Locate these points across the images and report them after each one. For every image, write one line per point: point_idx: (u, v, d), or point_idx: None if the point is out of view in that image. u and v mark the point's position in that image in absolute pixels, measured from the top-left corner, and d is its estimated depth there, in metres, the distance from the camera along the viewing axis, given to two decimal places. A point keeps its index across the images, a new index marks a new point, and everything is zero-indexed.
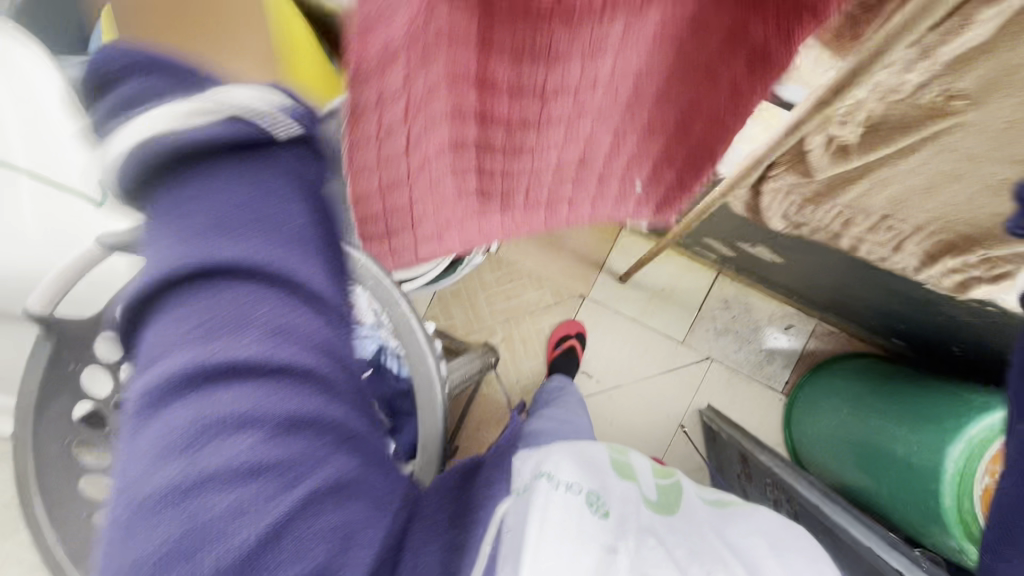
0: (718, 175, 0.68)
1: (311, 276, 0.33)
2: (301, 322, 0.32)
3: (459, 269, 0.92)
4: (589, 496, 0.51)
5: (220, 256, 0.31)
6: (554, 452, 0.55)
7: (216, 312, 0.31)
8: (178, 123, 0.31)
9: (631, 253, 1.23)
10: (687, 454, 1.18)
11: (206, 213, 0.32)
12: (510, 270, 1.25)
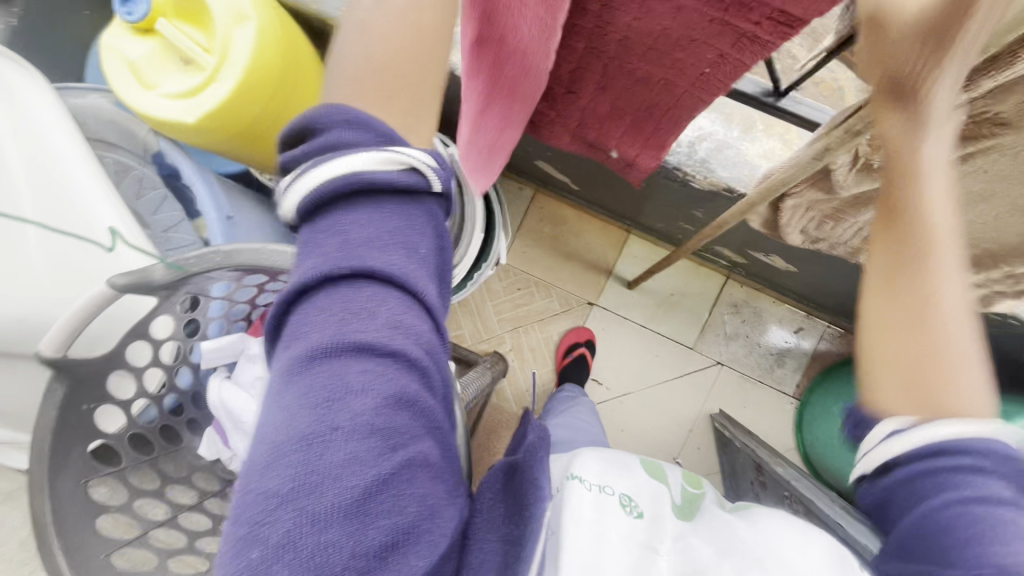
0: (736, 191, 0.67)
1: (430, 289, 0.32)
2: (418, 320, 0.31)
3: (469, 286, 0.90)
4: (620, 499, 0.41)
5: (364, 261, 0.30)
6: (583, 454, 0.46)
7: (352, 300, 0.30)
8: (362, 168, 0.31)
9: (638, 259, 1.22)
10: (700, 460, 1.18)
11: (356, 223, 0.31)
12: (518, 279, 1.24)
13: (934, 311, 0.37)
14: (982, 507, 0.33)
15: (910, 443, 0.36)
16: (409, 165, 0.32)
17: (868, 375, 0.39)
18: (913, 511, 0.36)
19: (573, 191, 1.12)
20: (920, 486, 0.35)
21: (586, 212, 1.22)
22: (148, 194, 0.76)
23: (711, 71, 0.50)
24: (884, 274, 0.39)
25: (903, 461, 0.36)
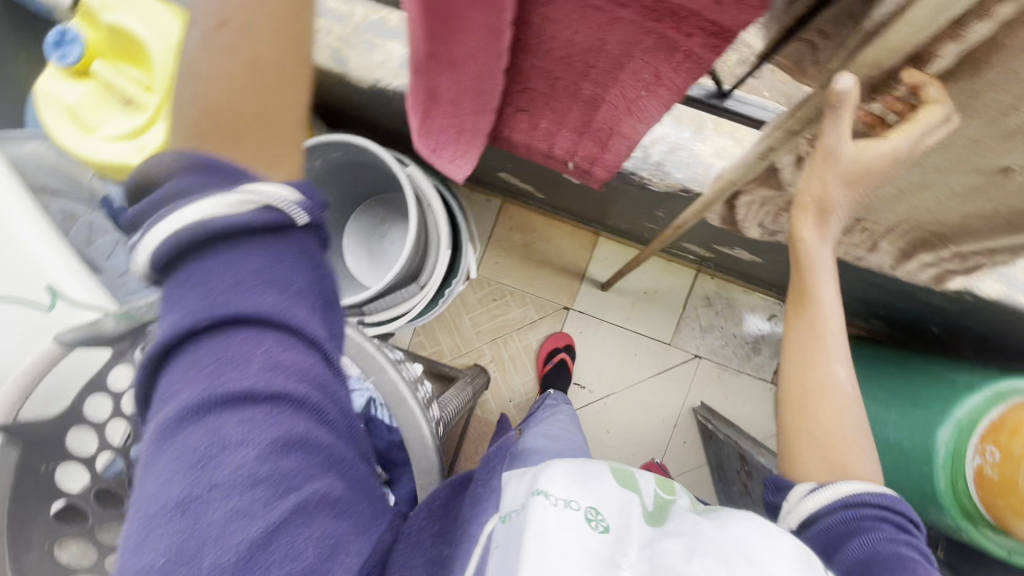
0: (692, 191, 0.68)
1: (312, 326, 0.32)
2: (299, 358, 0.31)
3: (439, 303, 0.89)
4: (587, 515, 0.35)
5: (232, 308, 0.30)
6: (548, 466, 0.40)
7: (224, 350, 0.30)
8: (218, 213, 0.30)
9: (610, 260, 1.23)
10: (686, 453, 1.19)
11: (220, 271, 0.31)
12: (492, 289, 1.24)
13: (836, 390, 0.50)
14: (886, 545, 0.42)
15: (828, 494, 0.46)
16: (265, 204, 0.31)
17: (790, 437, 0.51)
18: (839, 553, 0.43)
19: (539, 198, 1.12)
20: (841, 532, 0.44)
21: (554, 217, 1.22)
22: (99, 240, 0.75)
23: (652, 86, 0.52)
24: (796, 356, 0.52)
25: (823, 512, 0.45)
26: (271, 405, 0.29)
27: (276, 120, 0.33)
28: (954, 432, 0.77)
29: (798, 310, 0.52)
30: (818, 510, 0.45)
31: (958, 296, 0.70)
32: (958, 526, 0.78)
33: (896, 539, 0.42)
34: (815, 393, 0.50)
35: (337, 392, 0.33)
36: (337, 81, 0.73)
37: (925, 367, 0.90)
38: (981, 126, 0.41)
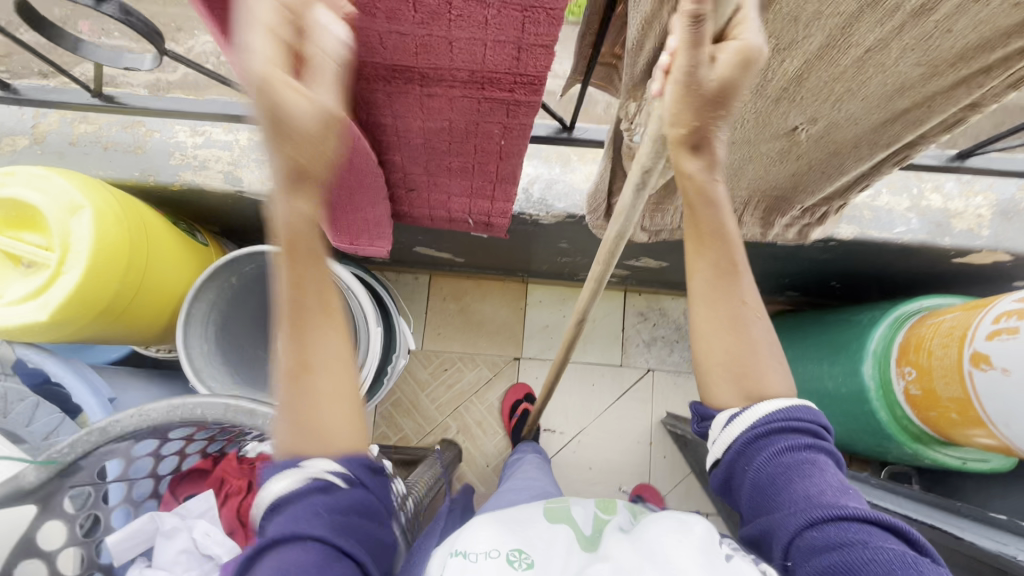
0: (576, 215, 0.75)
1: (322, 540, 0.37)
2: (299, 562, 0.35)
3: (383, 384, 0.91)
4: (508, 556, 0.45)
5: (267, 535, 0.37)
6: (478, 524, 0.51)
7: (252, 565, 0.36)
8: (276, 485, 0.40)
9: (544, 303, 1.28)
10: (669, 467, 1.20)
11: (271, 513, 0.39)
12: (441, 360, 1.26)
13: (747, 315, 0.51)
14: (790, 453, 0.46)
15: (746, 422, 0.49)
16: (307, 477, 0.39)
17: (700, 367, 0.53)
18: (748, 471, 0.48)
19: (460, 263, 1.18)
20: (749, 453, 0.48)
21: (481, 278, 1.28)
22: (16, 407, 0.68)
23: (505, 142, 0.60)
24: (702, 289, 0.52)
25: (740, 438, 0.49)
26: None
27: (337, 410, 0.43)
28: (874, 364, 0.83)
29: (702, 248, 0.50)
30: (741, 438, 0.48)
31: (827, 245, 0.78)
32: (916, 452, 0.82)
33: (795, 444, 0.47)
34: (726, 327, 0.51)
35: None
36: (237, 200, 0.79)
37: (836, 317, 0.97)
38: (753, 101, 0.50)
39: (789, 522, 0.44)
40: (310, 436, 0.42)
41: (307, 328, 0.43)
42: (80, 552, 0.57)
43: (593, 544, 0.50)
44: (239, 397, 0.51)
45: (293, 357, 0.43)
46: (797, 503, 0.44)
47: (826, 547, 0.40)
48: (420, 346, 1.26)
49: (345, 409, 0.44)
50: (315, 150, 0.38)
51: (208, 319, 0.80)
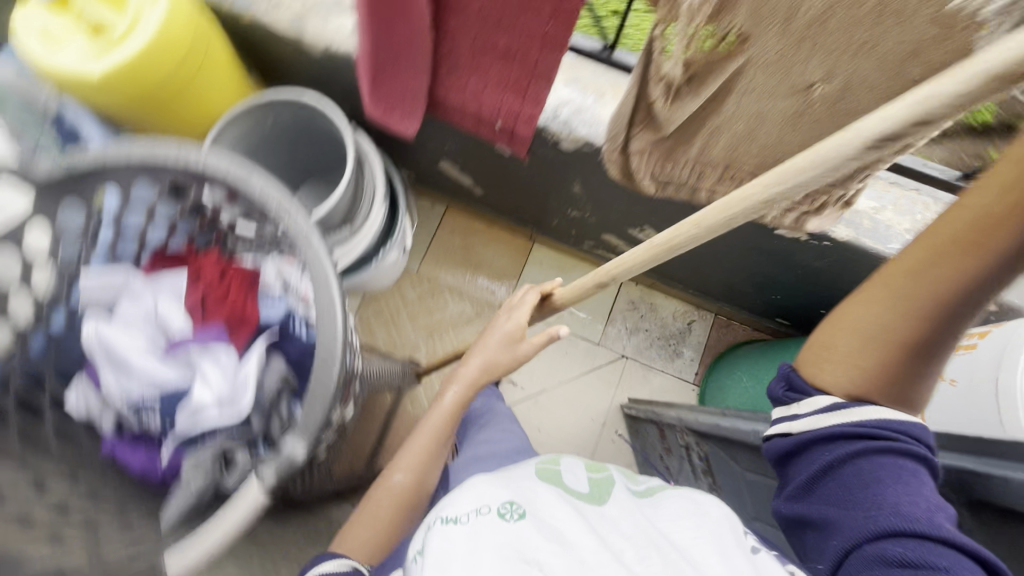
0: (594, 145, 0.79)
1: None
2: None
3: (372, 263, 0.95)
4: (499, 510, 0.56)
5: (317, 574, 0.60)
6: (467, 489, 0.61)
7: None
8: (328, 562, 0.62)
9: (543, 263, 1.31)
10: (615, 448, 1.22)
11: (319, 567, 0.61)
12: (432, 285, 1.30)
13: (929, 343, 0.50)
14: (890, 458, 0.50)
15: (847, 418, 0.52)
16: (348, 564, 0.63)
17: (829, 339, 0.55)
18: (828, 464, 0.52)
19: (477, 198, 1.22)
20: (840, 442, 0.52)
21: (492, 223, 1.31)
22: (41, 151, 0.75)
23: (552, 25, 0.64)
24: (910, 290, 0.49)
25: (834, 430, 0.52)
26: None
27: (398, 513, 0.76)
28: None
29: (965, 255, 0.45)
30: (838, 430, 0.52)
31: (819, 246, 0.80)
32: None
33: (896, 453, 0.50)
34: (892, 343, 0.51)
35: None
36: (296, 51, 0.85)
37: None
38: (779, 37, 0.51)
39: (858, 522, 0.48)
40: (385, 516, 0.75)
41: (419, 453, 0.81)
42: (53, 268, 0.64)
43: (602, 502, 0.63)
44: (241, 165, 0.55)
45: (405, 466, 0.79)
46: (869, 510, 0.48)
47: (890, 556, 0.45)
48: (416, 266, 1.30)
49: (396, 522, 0.75)
50: (490, 367, 0.88)
51: (233, 148, 0.85)
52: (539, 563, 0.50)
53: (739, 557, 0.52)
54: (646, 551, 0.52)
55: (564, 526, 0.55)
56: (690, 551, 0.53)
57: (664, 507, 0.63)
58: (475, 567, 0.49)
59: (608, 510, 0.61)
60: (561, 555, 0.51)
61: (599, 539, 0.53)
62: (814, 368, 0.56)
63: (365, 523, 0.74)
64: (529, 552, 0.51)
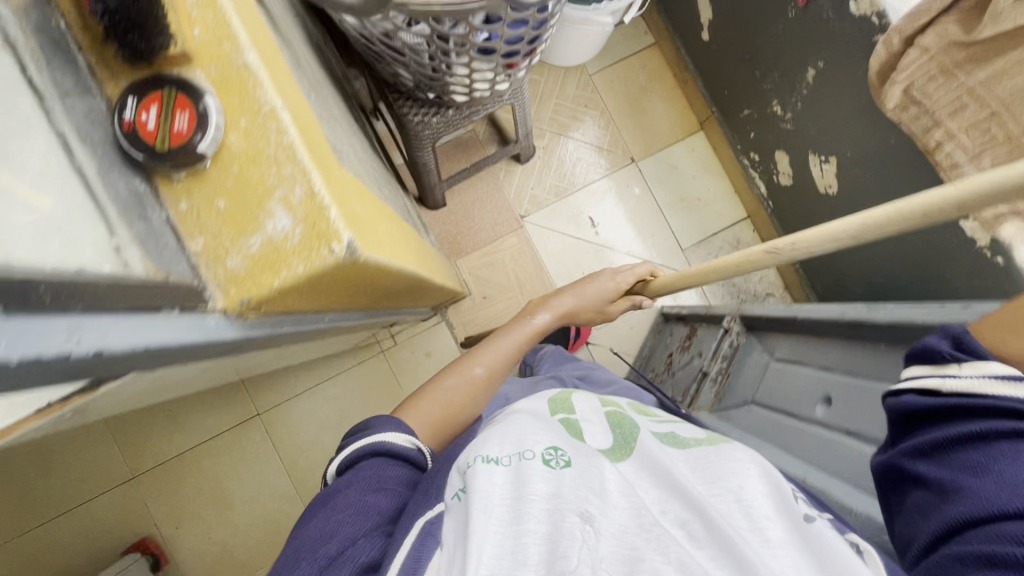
0: (884, 21, 0.74)
1: (389, 472, 0.53)
2: (375, 474, 0.52)
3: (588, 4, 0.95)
4: (544, 456, 0.49)
5: (368, 442, 0.56)
6: (495, 435, 0.54)
7: (361, 465, 0.53)
8: (385, 430, 0.58)
9: (693, 151, 1.27)
10: (627, 334, 1.25)
11: (380, 432, 0.57)
12: (592, 97, 1.28)
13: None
14: None
15: (1019, 390, 0.40)
16: (405, 438, 0.58)
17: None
18: (966, 435, 0.41)
19: (697, 44, 1.17)
20: (989, 417, 0.41)
21: (683, 83, 1.27)
22: None
23: None
24: None
25: (996, 401, 0.41)
26: (360, 472, 0.52)
27: (457, 412, 0.69)
28: None
29: None
30: (994, 403, 0.41)
31: (987, 266, 0.76)
32: None
33: None
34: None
35: (377, 485, 0.51)
36: None
37: None
38: None
39: (993, 492, 0.38)
40: (428, 391, 0.69)
41: (500, 349, 0.77)
42: None
43: (630, 457, 0.55)
44: None
45: (489, 362, 0.75)
46: (1010, 488, 0.37)
47: (1015, 540, 0.34)
48: (592, 71, 1.28)
49: (453, 412, 0.68)
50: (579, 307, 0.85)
51: None
52: (588, 516, 0.43)
53: (791, 540, 0.44)
54: (688, 532, 0.45)
55: (605, 478, 0.49)
56: (735, 521, 0.45)
57: (704, 460, 0.54)
58: (520, 519, 0.42)
59: (630, 467, 0.53)
60: (605, 514, 0.45)
61: (639, 507, 0.46)
62: (998, 335, 0.43)
63: (420, 409, 0.67)
64: (579, 503, 0.44)
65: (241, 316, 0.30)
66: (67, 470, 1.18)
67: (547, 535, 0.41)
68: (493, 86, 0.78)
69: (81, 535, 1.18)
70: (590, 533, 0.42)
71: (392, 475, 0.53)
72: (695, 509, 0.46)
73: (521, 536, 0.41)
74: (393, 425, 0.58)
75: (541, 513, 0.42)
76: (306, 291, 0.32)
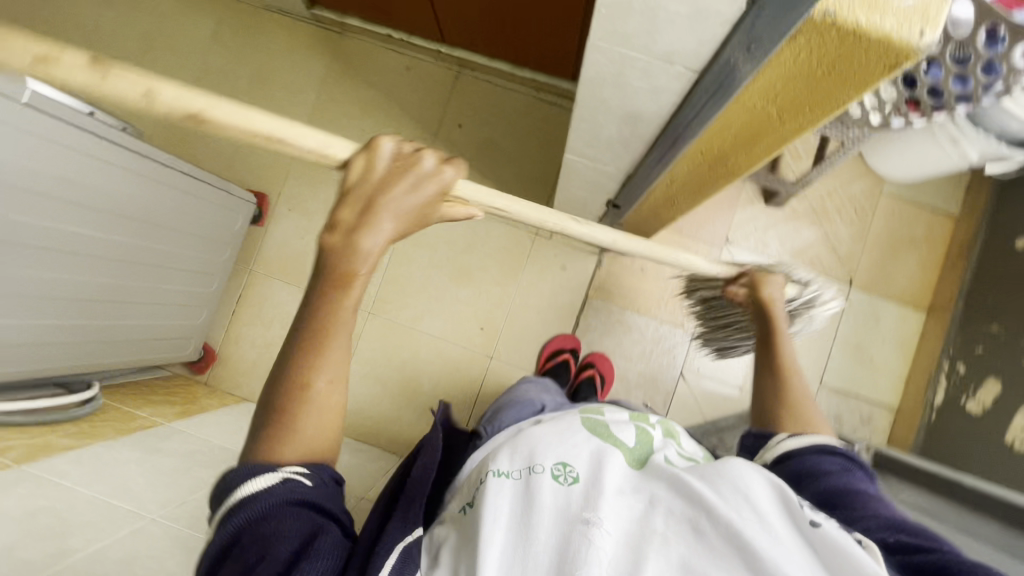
0: None
1: (278, 513, 0.41)
2: (263, 539, 0.40)
3: (945, 138, 0.92)
4: (551, 470, 0.48)
5: (242, 492, 0.42)
6: (515, 439, 0.54)
7: (242, 526, 0.41)
8: (258, 474, 0.43)
9: (904, 323, 1.22)
10: (715, 398, 1.23)
11: (255, 477, 0.43)
12: (867, 210, 1.25)
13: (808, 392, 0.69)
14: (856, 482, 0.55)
15: (811, 444, 0.59)
16: (289, 471, 0.44)
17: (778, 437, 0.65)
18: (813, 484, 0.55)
19: (1003, 249, 1.13)
20: (813, 466, 0.57)
21: (949, 264, 1.22)
22: None
23: None
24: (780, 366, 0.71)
25: (812, 456, 0.58)
26: (237, 545, 0.40)
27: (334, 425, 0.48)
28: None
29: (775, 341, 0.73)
30: (812, 458, 0.58)
31: None
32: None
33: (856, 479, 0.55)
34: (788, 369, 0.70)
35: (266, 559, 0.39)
36: None
37: None
38: None
39: (856, 514, 0.50)
40: (286, 421, 0.46)
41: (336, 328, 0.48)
42: None
43: (644, 467, 0.51)
44: None
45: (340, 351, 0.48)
46: (863, 509, 0.50)
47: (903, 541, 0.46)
48: (885, 191, 1.25)
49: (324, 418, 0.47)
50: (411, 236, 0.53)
51: None
52: (595, 523, 0.43)
53: (798, 547, 0.42)
54: (696, 530, 0.43)
55: (620, 491, 0.47)
56: (748, 522, 0.43)
57: (705, 470, 0.48)
58: (527, 543, 0.43)
59: (642, 479, 0.49)
60: (612, 518, 0.44)
61: (641, 514, 0.45)
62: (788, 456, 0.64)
63: (290, 443, 0.46)
64: (584, 514, 0.44)
65: (811, 23, 0.33)
66: (266, 106, 1.35)
67: (556, 550, 0.42)
68: (862, 112, 0.80)
69: (234, 154, 1.34)
70: (599, 535, 0.42)
71: (284, 528, 0.41)
72: (702, 507, 0.44)
73: (528, 557, 0.42)
74: (265, 468, 0.44)
75: (548, 529, 0.43)
76: (839, 50, 0.35)
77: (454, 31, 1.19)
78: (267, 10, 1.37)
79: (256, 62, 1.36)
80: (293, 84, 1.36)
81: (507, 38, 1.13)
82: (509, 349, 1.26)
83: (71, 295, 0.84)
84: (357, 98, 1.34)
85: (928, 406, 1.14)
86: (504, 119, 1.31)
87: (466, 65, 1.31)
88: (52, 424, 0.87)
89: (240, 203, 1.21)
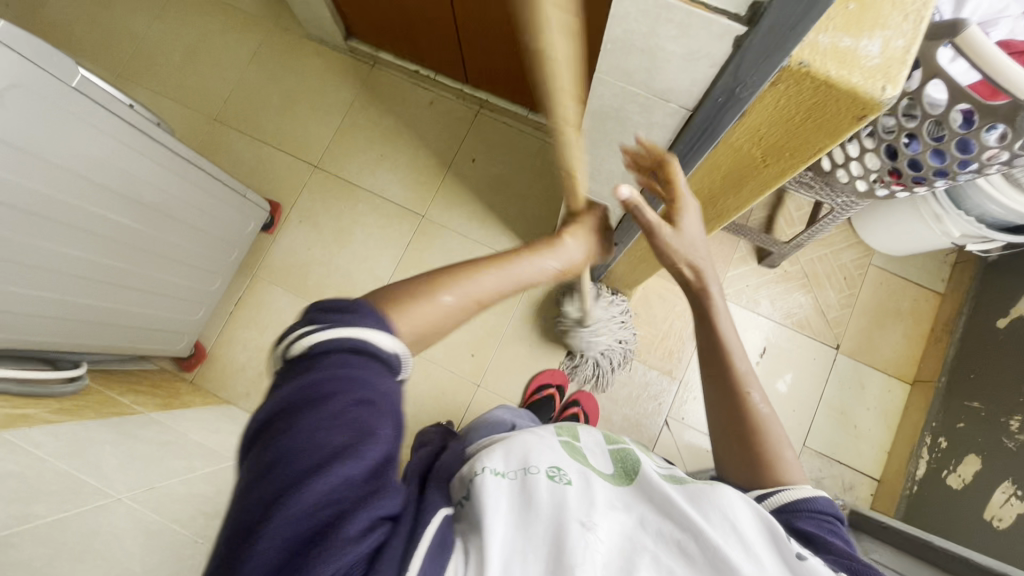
0: None
1: (380, 390, 0.41)
2: (360, 412, 0.40)
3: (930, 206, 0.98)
4: (548, 472, 0.49)
5: (355, 341, 0.42)
6: (512, 441, 0.55)
7: (347, 377, 0.40)
8: (375, 331, 0.43)
9: (889, 392, 1.24)
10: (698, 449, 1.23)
11: (372, 331, 0.43)
12: (856, 279, 1.30)
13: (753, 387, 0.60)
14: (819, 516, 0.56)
15: None
16: (402, 350, 0.44)
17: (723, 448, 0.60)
18: None
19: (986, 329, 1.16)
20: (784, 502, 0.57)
21: (935, 340, 1.24)
22: None
23: None
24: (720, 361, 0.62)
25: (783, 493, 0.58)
26: (332, 397, 0.39)
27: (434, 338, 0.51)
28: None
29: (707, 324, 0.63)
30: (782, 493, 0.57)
31: None
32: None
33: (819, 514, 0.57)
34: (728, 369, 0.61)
35: (361, 430, 0.39)
36: None
37: None
38: None
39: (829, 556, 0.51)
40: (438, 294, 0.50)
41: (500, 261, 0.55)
42: None
43: (630, 484, 0.52)
44: None
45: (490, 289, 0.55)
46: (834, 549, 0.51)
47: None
48: (874, 263, 1.30)
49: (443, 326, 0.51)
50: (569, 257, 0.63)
51: None
52: (592, 527, 0.44)
53: None
54: (684, 552, 0.44)
55: (608, 502, 0.48)
56: (733, 548, 0.44)
57: (692, 489, 0.50)
58: (525, 537, 0.44)
59: (626, 497, 0.50)
60: (605, 525, 0.45)
61: (632, 526, 0.47)
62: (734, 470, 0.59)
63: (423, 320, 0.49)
64: (579, 517, 0.45)
65: (786, 69, 0.37)
66: (293, 124, 1.43)
67: (553, 548, 0.43)
68: (850, 178, 0.86)
69: (256, 164, 1.41)
70: (591, 539, 0.43)
71: (376, 424, 0.40)
72: (690, 530, 0.45)
73: (526, 552, 0.43)
74: (383, 325, 0.44)
75: (543, 527, 0.44)
76: (814, 97, 0.39)
77: (477, 73, 1.28)
78: (307, 38, 1.47)
79: (289, 82, 1.45)
80: (321, 106, 1.44)
81: (526, 85, 1.22)
82: (497, 379, 1.27)
83: (79, 271, 0.87)
84: (380, 125, 1.42)
85: (910, 478, 1.13)
86: (516, 158, 1.38)
87: (487, 106, 1.39)
88: (38, 397, 0.88)
89: (255, 209, 1.26)
